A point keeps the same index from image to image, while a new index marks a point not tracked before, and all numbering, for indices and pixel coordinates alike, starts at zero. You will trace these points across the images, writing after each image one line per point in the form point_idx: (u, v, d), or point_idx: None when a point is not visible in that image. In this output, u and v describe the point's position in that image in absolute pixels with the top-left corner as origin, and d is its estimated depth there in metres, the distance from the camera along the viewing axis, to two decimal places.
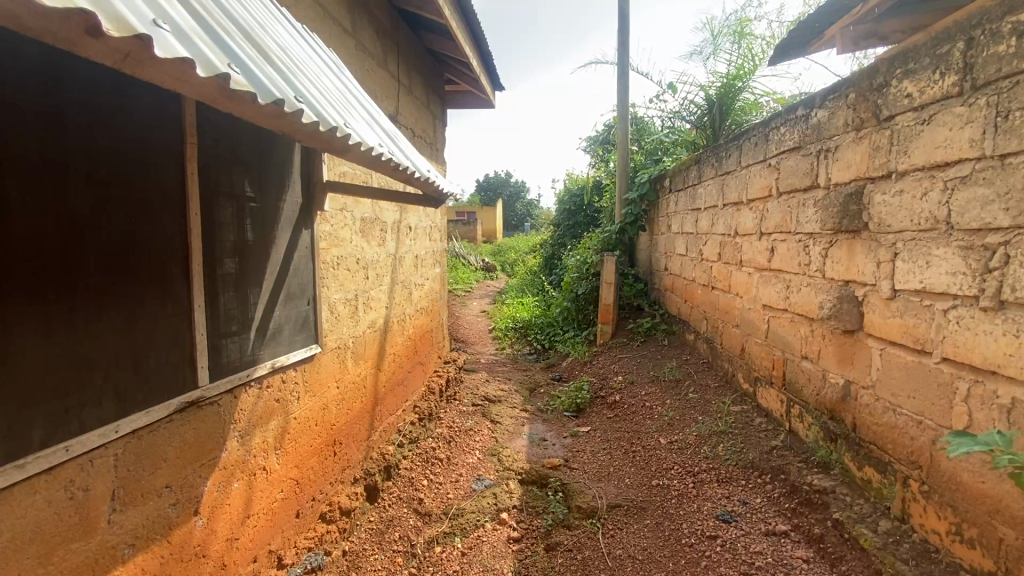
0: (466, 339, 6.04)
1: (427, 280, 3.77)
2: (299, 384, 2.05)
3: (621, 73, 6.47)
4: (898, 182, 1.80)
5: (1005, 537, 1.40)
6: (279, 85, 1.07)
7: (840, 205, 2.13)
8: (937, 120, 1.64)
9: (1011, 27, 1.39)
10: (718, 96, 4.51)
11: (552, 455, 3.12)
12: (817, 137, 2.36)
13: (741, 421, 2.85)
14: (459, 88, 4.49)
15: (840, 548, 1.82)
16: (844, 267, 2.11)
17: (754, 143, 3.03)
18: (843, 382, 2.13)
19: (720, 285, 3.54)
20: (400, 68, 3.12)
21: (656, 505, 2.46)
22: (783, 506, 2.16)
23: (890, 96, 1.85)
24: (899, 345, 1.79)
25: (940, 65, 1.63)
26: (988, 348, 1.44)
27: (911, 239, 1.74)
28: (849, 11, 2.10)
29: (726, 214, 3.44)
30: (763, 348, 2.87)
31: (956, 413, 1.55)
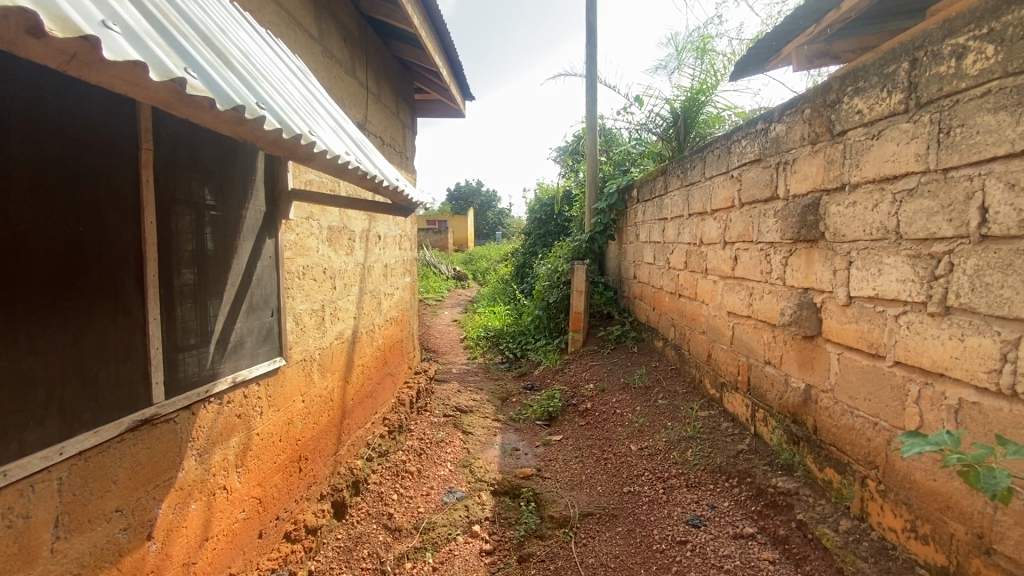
0: (437, 350, 5.96)
1: (397, 289, 3.72)
2: (262, 399, 1.99)
3: (590, 85, 6.61)
4: (852, 194, 1.89)
5: (956, 532, 1.46)
6: (239, 91, 1.03)
7: (798, 215, 2.22)
8: (885, 135, 1.73)
9: (950, 49, 1.48)
10: (683, 109, 4.65)
11: (524, 465, 3.11)
12: (776, 150, 2.45)
13: (708, 426, 2.91)
14: (428, 97, 4.48)
15: (804, 549, 1.88)
16: (803, 274, 2.19)
17: (717, 155, 3.12)
18: (805, 386, 2.20)
19: (686, 292, 3.63)
20: (368, 76, 3.09)
21: (627, 512, 2.47)
22: (749, 508, 2.21)
23: (842, 111, 1.94)
24: (854, 349, 1.87)
25: (887, 84, 1.72)
26: (937, 351, 1.51)
27: (864, 247, 1.82)
28: (802, 31, 2.18)
29: (692, 223, 3.53)
30: (728, 354, 2.95)
31: (908, 414, 1.62)
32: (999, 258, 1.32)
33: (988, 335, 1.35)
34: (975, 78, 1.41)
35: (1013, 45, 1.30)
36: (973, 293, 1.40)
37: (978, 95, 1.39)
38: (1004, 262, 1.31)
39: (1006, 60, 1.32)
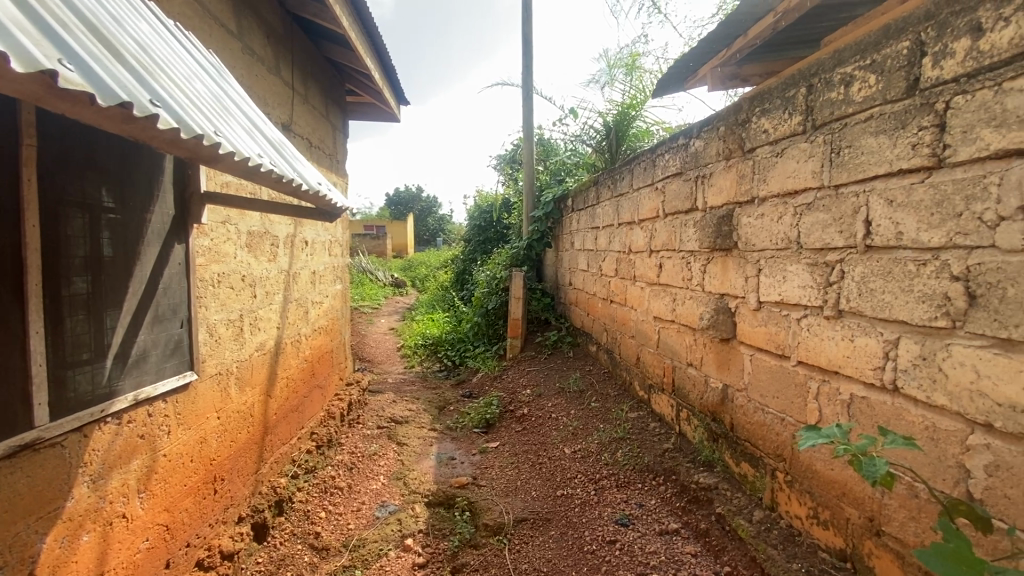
0: (372, 359, 5.78)
1: (327, 297, 3.58)
2: (169, 417, 1.83)
3: (526, 96, 6.73)
4: (760, 207, 2.04)
5: (850, 516, 1.60)
6: (127, 86, 0.96)
7: (714, 225, 2.37)
8: (787, 153, 1.89)
9: (840, 77, 1.64)
10: (615, 122, 4.84)
11: (459, 474, 3.07)
12: (694, 164, 2.60)
13: (637, 427, 3.03)
14: (360, 100, 4.37)
15: (722, 540, 1.99)
16: (719, 281, 2.34)
17: (643, 168, 3.27)
18: (722, 386, 2.33)
19: (617, 298, 3.76)
20: (294, 76, 2.97)
21: (560, 515, 2.49)
22: (674, 505, 2.32)
23: (751, 130, 2.10)
24: (764, 350, 2.01)
25: (788, 106, 1.88)
26: (832, 351, 1.66)
27: (770, 256, 1.97)
28: (716, 54, 2.34)
29: (622, 232, 3.67)
30: (655, 357, 3.08)
31: (809, 410, 1.76)
32: (881, 266, 1.47)
33: (873, 336, 1.50)
34: (860, 104, 1.56)
35: (891, 75, 1.46)
36: (860, 298, 1.55)
37: (862, 119, 1.55)
38: (885, 270, 1.46)
39: (885, 88, 1.47)
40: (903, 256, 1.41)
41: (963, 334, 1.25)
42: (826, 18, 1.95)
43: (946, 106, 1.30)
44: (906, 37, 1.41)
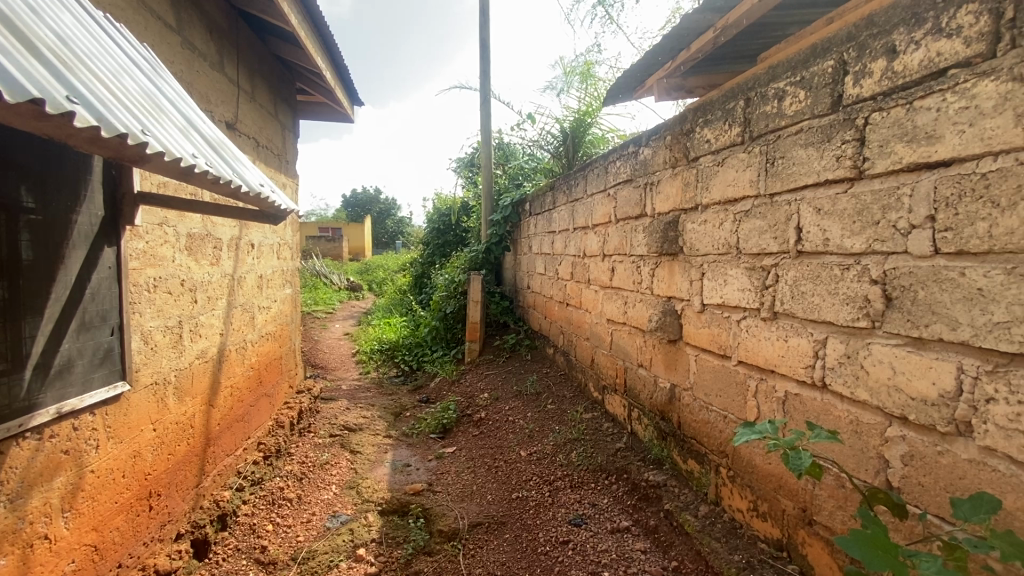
0: (325, 366, 5.61)
1: (275, 302, 3.46)
2: (98, 430, 1.73)
3: (484, 100, 6.75)
4: (703, 213, 2.13)
5: (786, 507, 1.69)
6: (40, 82, 0.90)
7: (662, 231, 2.45)
8: (727, 162, 1.98)
9: (773, 92, 1.74)
10: (571, 129, 4.93)
11: (415, 480, 3.03)
12: (644, 171, 2.68)
13: (591, 428, 3.09)
14: (312, 99, 4.26)
15: (671, 536, 2.06)
16: (667, 284, 2.42)
17: (596, 174, 3.34)
18: (670, 386, 2.41)
19: (573, 302, 3.82)
20: (239, 73, 2.87)
21: (515, 518, 2.50)
22: (625, 503, 2.38)
23: (695, 140, 2.19)
24: (708, 351, 2.10)
25: (728, 118, 1.98)
26: (768, 351, 1.75)
27: (712, 261, 2.06)
28: (661, 65, 2.42)
29: (576, 236, 3.74)
30: (608, 358, 3.15)
31: (749, 407, 1.85)
32: (811, 270, 1.57)
33: (804, 336, 1.59)
34: (791, 117, 1.66)
35: (818, 92, 1.56)
36: (792, 300, 1.64)
37: (793, 132, 1.65)
38: (814, 274, 1.55)
39: (813, 104, 1.57)
40: (830, 261, 1.50)
41: (882, 333, 1.34)
42: (762, 35, 2.06)
43: (865, 121, 1.40)
44: (830, 56, 1.51)
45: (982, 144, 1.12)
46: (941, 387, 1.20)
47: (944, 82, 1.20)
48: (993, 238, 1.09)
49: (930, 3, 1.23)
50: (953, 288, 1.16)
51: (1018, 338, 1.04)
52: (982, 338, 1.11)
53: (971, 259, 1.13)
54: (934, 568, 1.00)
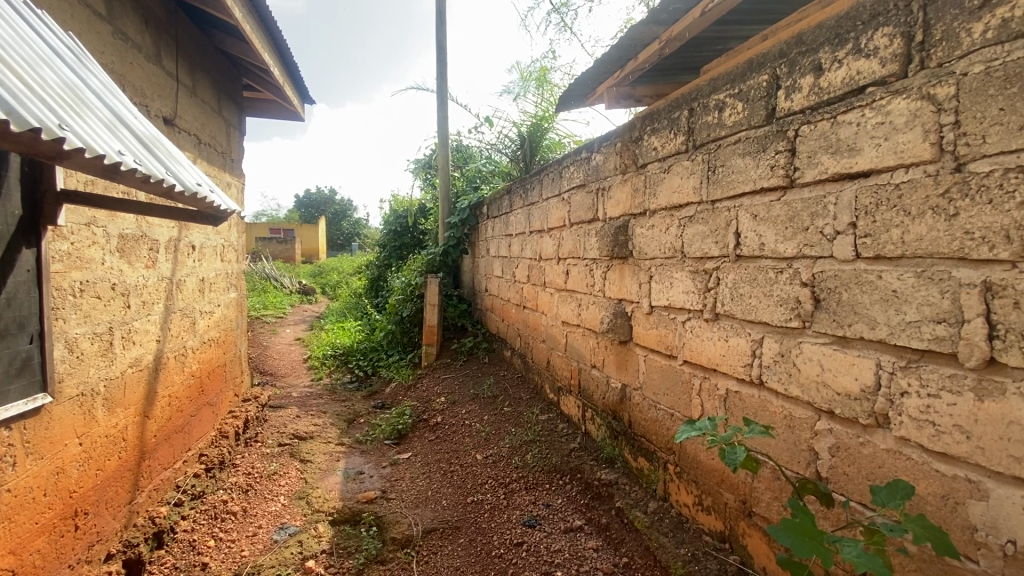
0: (274, 373, 5.41)
1: (219, 306, 3.31)
2: (15, 445, 1.60)
3: (440, 102, 6.71)
4: (651, 218, 2.20)
5: (728, 500, 1.76)
6: None
7: (613, 235, 2.51)
8: (673, 169, 2.05)
9: (714, 103, 1.82)
10: (528, 133, 4.98)
11: (368, 488, 2.96)
12: (595, 176, 2.74)
13: (547, 429, 3.13)
14: (259, 96, 4.11)
15: (622, 533, 2.11)
16: (618, 287, 2.49)
17: (551, 178, 3.39)
18: (621, 386, 2.47)
19: (529, 305, 3.85)
20: (179, 67, 2.73)
21: (469, 522, 2.49)
22: (579, 503, 2.42)
23: (644, 147, 2.26)
24: (656, 351, 2.16)
25: (673, 127, 2.05)
26: (710, 350, 1.83)
27: (659, 264, 2.13)
28: (611, 74, 2.48)
29: (532, 239, 3.77)
30: (563, 360, 3.20)
31: (693, 405, 1.92)
32: (748, 274, 1.65)
33: (743, 336, 1.67)
34: (730, 127, 1.74)
35: (754, 104, 1.64)
36: (732, 302, 1.72)
37: (732, 141, 1.73)
38: (751, 277, 1.63)
39: (749, 115, 1.66)
40: (765, 265, 1.58)
41: (811, 333, 1.43)
42: (705, 49, 2.15)
43: (795, 133, 1.48)
44: (765, 71, 1.60)
45: (896, 157, 1.21)
46: (862, 382, 1.28)
47: (863, 98, 1.29)
48: (906, 244, 1.18)
49: (851, 25, 1.33)
50: (872, 289, 1.25)
51: (927, 335, 1.13)
52: (896, 336, 1.20)
53: (887, 263, 1.22)
54: (856, 552, 1.07)
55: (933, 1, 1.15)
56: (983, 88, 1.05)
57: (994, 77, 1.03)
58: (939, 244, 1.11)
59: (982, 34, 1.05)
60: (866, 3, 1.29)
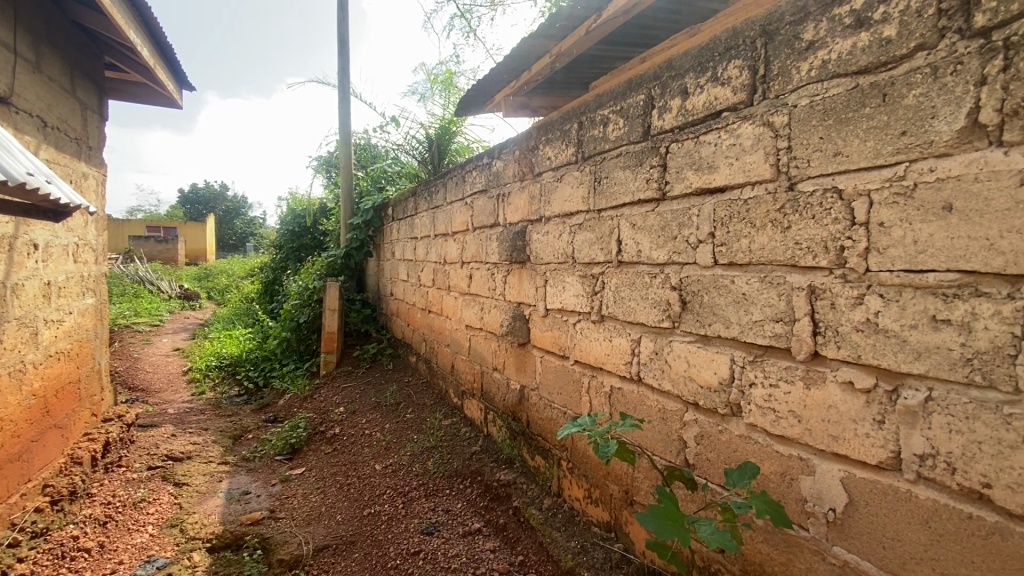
0: (147, 388, 4.82)
1: (71, 313, 2.89)
2: None
3: (343, 98, 6.45)
4: (546, 225, 2.28)
5: (612, 491, 1.87)
6: None
7: (511, 240, 2.57)
8: (565, 178, 2.15)
9: (600, 118, 1.93)
10: (436, 135, 4.95)
11: (254, 509, 2.74)
12: (496, 182, 2.79)
13: (449, 433, 3.12)
14: (126, 77, 3.66)
15: (518, 532, 2.16)
16: (517, 291, 2.55)
17: (454, 182, 3.38)
18: (520, 387, 2.53)
19: (434, 309, 3.82)
20: (17, 37, 2.36)
21: (365, 535, 2.39)
22: (478, 505, 2.44)
23: (539, 156, 2.35)
24: (551, 352, 2.25)
25: (565, 137, 2.15)
26: (597, 350, 1.93)
27: (553, 268, 2.22)
28: (507, 83, 2.55)
29: (437, 243, 3.74)
30: (466, 363, 3.21)
31: (582, 403, 2.02)
32: (628, 278, 1.77)
33: (624, 336, 1.79)
34: (613, 141, 1.86)
35: (632, 121, 1.77)
36: (615, 305, 1.84)
37: (615, 155, 1.85)
38: (630, 281, 1.75)
39: (629, 131, 1.78)
40: (642, 270, 1.71)
41: (680, 332, 1.57)
42: (593, 66, 2.28)
43: (666, 150, 1.62)
44: (641, 91, 1.73)
45: (744, 175, 1.37)
46: (719, 376, 1.43)
47: (720, 121, 1.44)
48: (752, 252, 1.34)
49: (710, 56, 1.48)
50: (727, 292, 1.40)
51: (768, 333, 1.29)
52: (746, 333, 1.35)
53: (739, 269, 1.38)
54: (710, 531, 1.19)
55: (771, 40, 1.31)
56: (808, 119, 1.22)
57: (816, 109, 1.20)
58: (777, 253, 1.27)
59: (808, 71, 1.23)
60: (721, 38, 1.45)
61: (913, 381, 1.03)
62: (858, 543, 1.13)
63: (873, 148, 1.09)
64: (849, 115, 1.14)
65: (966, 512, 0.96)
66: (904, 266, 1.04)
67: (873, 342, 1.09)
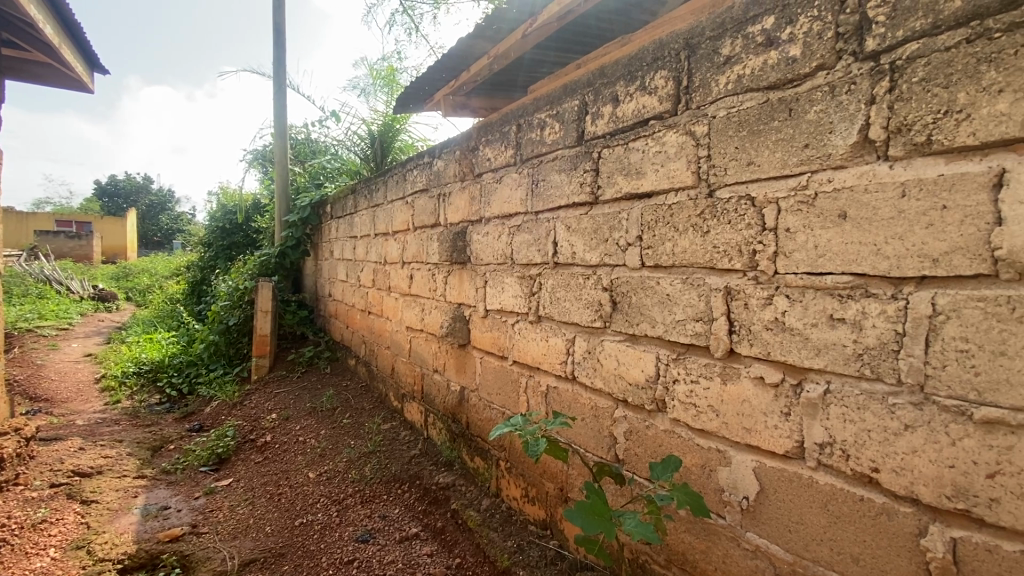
0: (51, 398, 4.40)
1: None
2: None
3: (278, 90, 6.17)
4: (486, 226, 2.28)
5: (548, 489, 1.90)
6: None
7: (452, 240, 2.56)
8: (504, 180, 2.16)
9: (538, 121, 1.96)
10: (379, 132, 4.84)
11: (174, 525, 2.56)
12: (436, 182, 2.76)
13: (388, 438, 3.05)
14: (26, 56, 3.33)
15: (456, 535, 2.14)
16: (457, 292, 2.53)
17: (395, 180, 3.32)
18: (459, 388, 2.52)
19: (374, 310, 3.72)
20: None
21: (296, 547, 2.30)
22: (416, 510, 2.40)
23: (479, 157, 2.35)
24: (490, 353, 2.25)
25: (504, 139, 2.16)
26: (534, 350, 1.95)
27: (493, 269, 2.23)
28: (446, 82, 2.53)
29: (377, 242, 3.66)
30: (407, 366, 3.16)
31: (520, 403, 2.04)
32: (564, 279, 1.80)
33: (559, 336, 1.82)
34: (549, 145, 1.89)
35: (567, 126, 1.80)
36: (551, 305, 1.87)
37: (551, 158, 1.88)
38: (565, 282, 1.79)
39: (564, 136, 1.82)
40: (576, 272, 1.75)
41: (611, 332, 1.61)
42: (532, 70, 2.31)
43: (598, 155, 1.67)
44: (576, 97, 1.77)
45: (668, 182, 1.43)
46: (646, 373, 1.49)
47: (647, 129, 1.50)
48: (676, 255, 1.40)
49: (639, 65, 1.54)
50: (653, 293, 1.46)
51: (690, 332, 1.36)
52: (670, 332, 1.42)
53: (663, 271, 1.44)
54: (634, 523, 1.24)
55: (693, 54, 1.38)
56: (725, 130, 1.29)
57: (732, 121, 1.27)
58: (697, 256, 1.34)
59: (725, 85, 1.30)
60: (649, 48, 1.51)
61: (814, 376, 1.11)
62: (768, 528, 1.20)
63: (781, 159, 1.17)
64: (760, 128, 1.21)
65: (858, 495, 1.04)
66: (806, 269, 1.12)
67: (781, 340, 1.16)
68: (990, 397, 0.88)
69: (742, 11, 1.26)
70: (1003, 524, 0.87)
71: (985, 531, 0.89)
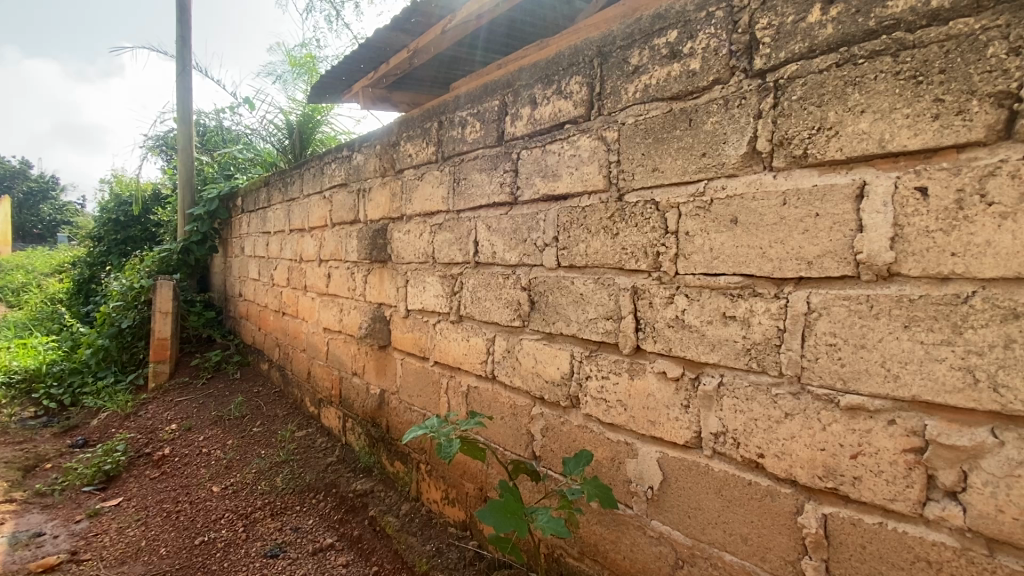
0: None
1: None
2: None
3: (183, 72, 5.67)
4: (407, 223, 2.23)
5: (468, 489, 1.89)
6: None
7: (371, 238, 2.48)
8: (425, 177, 2.12)
9: (459, 119, 1.94)
10: (298, 123, 4.59)
11: (48, 553, 2.27)
12: (356, 177, 2.66)
13: (303, 446, 2.90)
14: None
15: (373, 543, 2.08)
16: (377, 291, 2.45)
17: (312, 174, 3.16)
18: (379, 391, 2.45)
19: (289, 310, 3.52)
20: None
21: (195, 567, 2.12)
22: (331, 519, 2.30)
23: (400, 153, 2.29)
24: (410, 353, 2.20)
25: (425, 135, 2.12)
26: (455, 350, 1.94)
27: (414, 268, 2.18)
28: (366, 74, 2.44)
29: (292, 239, 3.46)
30: (324, 369, 3.01)
31: (440, 403, 2.01)
32: (484, 279, 1.80)
33: (480, 336, 1.82)
34: (470, 144, 1.88)
35: (487, 125, 1.80)
36: (471, 305, 1.86)
37: (471, 157, 1.87)
38: (485, 282, 1.79)
39: (484, 135, 1.82)
40: (496, 272, 1.75)
41: (529, 331, 1.63)
42: (455, 67, 2.28)
43: (517, 156, 1.68)
44: (496, 97, 1.77)
45: (582, 185, 1.47)
46: (561, 371, 1.52)
47: (563, 133, 1.53)
48: (588, 256, 1.44)
49: (556, 70, 1.57)
50: (568, 292, 1.49)
51: (601, 329, 1.41)
52: (583, 331, 1.46)
53: (578, 271, 1.48)
54: (546, 519, 1.25)
55: (605, 61, 1.43)
56: (634, 137, 1.34)
57: (640, 128, 1.33)
58: (608, 257, 1.39)
59: (634, 93, 1.35)
60: (565, 53, 1.54)
61: (711, 370, 1.19)
62: (670, 515, 1.27)
63: (681, 167, 1.24)
64: (664, 136, 1.28)
65: (747, 479, 1.13)
66: (703, 270, 1.19)
67: (681, 337, 1.23)
68: (853, 386, 0.98)
69: (650, 23, 1.32)
70: (864, 499, 0.97)
71: (850, 507, 0.99)
